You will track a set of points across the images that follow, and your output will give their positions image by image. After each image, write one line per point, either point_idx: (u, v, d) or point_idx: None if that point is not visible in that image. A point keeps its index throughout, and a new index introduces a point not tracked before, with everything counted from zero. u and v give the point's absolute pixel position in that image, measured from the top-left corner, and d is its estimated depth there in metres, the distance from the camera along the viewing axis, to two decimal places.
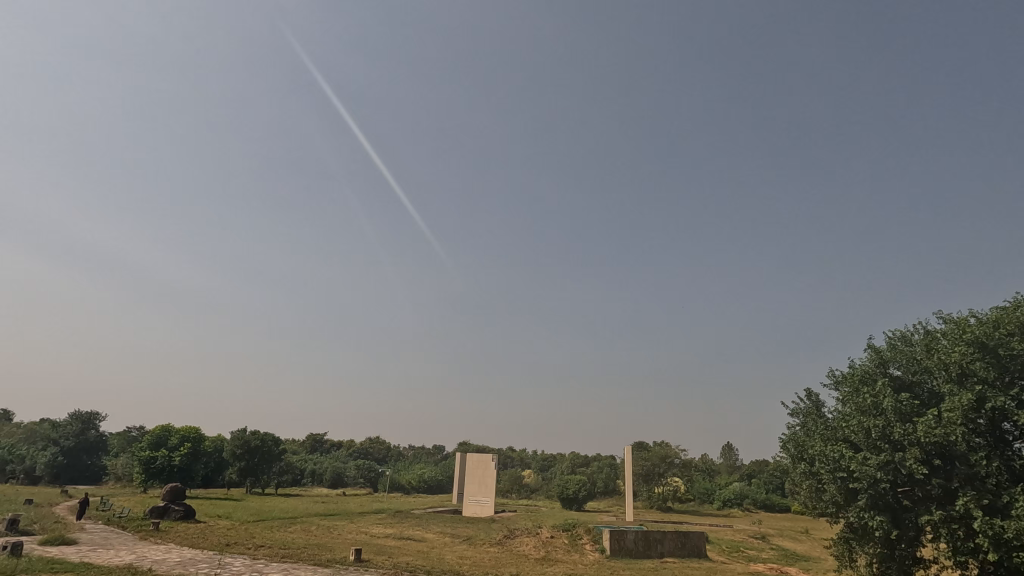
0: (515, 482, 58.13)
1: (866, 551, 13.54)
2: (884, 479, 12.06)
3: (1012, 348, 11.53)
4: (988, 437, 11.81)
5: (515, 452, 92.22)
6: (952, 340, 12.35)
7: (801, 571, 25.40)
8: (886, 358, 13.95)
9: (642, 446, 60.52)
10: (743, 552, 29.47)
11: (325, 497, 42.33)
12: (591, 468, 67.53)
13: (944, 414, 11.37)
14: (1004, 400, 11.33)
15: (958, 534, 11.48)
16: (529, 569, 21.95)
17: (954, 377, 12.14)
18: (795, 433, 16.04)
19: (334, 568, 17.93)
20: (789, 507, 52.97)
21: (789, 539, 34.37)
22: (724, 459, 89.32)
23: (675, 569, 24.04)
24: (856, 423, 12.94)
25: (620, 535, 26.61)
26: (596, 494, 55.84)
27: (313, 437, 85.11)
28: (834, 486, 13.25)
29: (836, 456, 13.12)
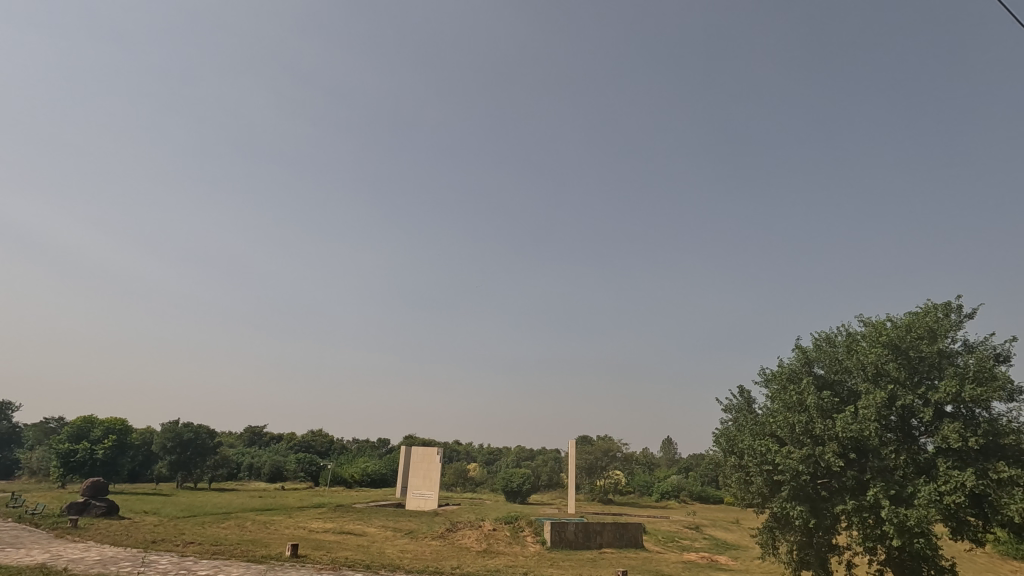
0: (460, 475, 58.35)
1: (787, 539, 14.55)
2: (806, 471, 12.99)
3: (921, 351, 12.79)
4: (897, 432, 13.01)
5: (462, 446, 92.60)
6: (871, 341, 13.48)
7: (729, 559, 26.99)
8: (811, 358, 14.88)
9: (586, 440, 62.18)
10: (678, 542, 30.99)
11: (263, 491, 41.06)
12: (537, 462, 68.57)
13: (861, 412, 12.41)
14: (913, 399, 12.55)
15: (868, 522, 12.58)
16: (472, 562, 22.28)
17: (870, 376, 13.29)
18: (726, 427, 16.86)
19: (268, 564, 17.62)
20: (722, 499, 55.81)
21: (720, 530, 36.36)
22: (666, 454, 92.24)
23: (612, 559, 25.02)
24: (782, 419, 13.84)
25: (560, 527, 27.39)
26: (540, 487, 56.95)
27: (252, 429, 82.35)
28: (761, 478, 14.13)
29: (763, 450, 13.95)
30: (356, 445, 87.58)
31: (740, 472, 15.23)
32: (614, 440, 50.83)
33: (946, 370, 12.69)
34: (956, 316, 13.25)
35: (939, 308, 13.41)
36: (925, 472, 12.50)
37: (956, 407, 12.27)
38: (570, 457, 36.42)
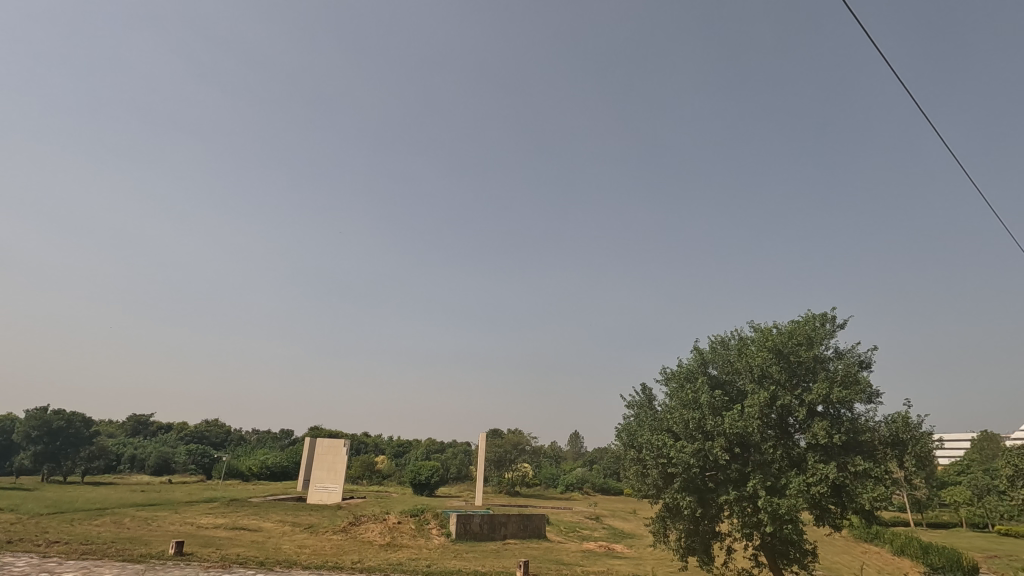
0: (367, 468, 57.06)
1: (676, 527, 15.54)
2: (695, 464, 13.97)
3: (799, 356, 14.21)
4: (775, 428, 14.33)
5: (370, 439, 90.56)
6: (758, 346, 14.72)
7: (624, 547, 28.50)
8: (707, 358, 15.88)
9: (497, 433, 63.07)
10: (579, 532, 32.23)
11: (147, 485, 37.79)
12: (446, 455, 68.48)
13: (746, 410, 13.55)
14: (791, 399, 13.89)
15: (746, 511, 13.78)
16: (373, 556, 21.85)
17: (756, 377, 14.48)
18: (628, 422, 17.48)
19: (147, 564, 16.33)
20: (621, 491, 58.69)
21: (619, 519, 38.28)
22: (573, 447, 95.14)
23: (515, 550, 25.61)
24: (679, 415, 14.70)
25: (466, 519, 27.59)
26: (448, 479, 56.92)
27: (137, 418, 75.51)
28: (656, 470, 14.96)
29: (659, 444, 14.78)
30: (255, 436, 82.89)
31: (637, 465, 15.92)
32: (524, 434, 51.73)
33: (820, 374, 14.17)
34: (830, 326, 14.83)
35: (817, 318, 14.94)
36: (797, 464, 13.84)
37: (825, 408, 13.76)
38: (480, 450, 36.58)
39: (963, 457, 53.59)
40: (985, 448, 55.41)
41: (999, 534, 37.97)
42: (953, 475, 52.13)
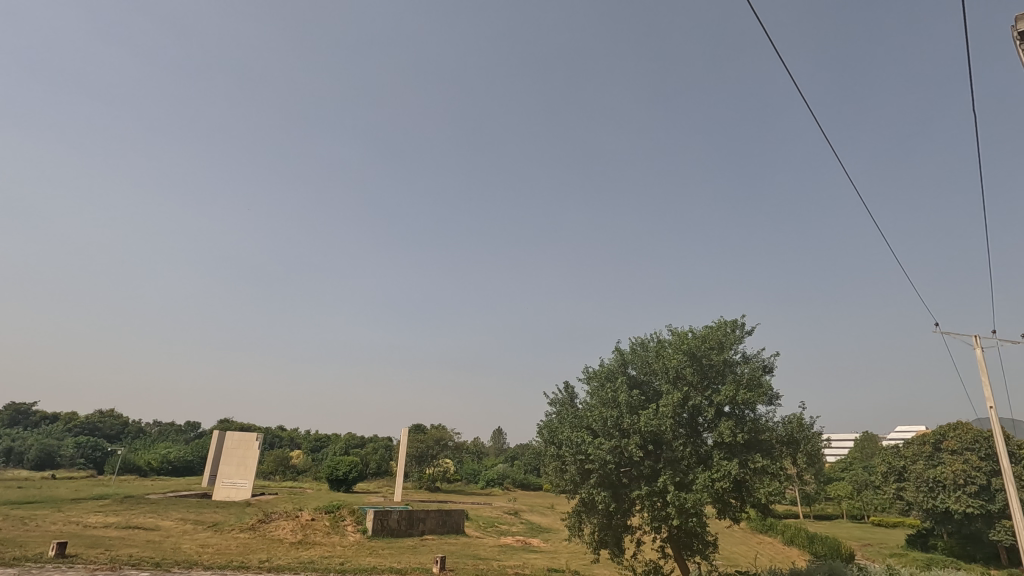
0: (280, 463, 54.69)
1: (591, 522, 16.04)
2: (611, 461, 14.56)
3: (711, 359, 15.17)
4: (686, 427, 15.16)
5: (285, 433, 86.87)
6: (674, 348, 15.55)
7: (540, 541, 29.16)
8: (627, 359, 16.50)
9: (419, 428, 62.44)
10: (497, 527, 32.59)
11: (25, 481, 34.18)
12: (366, 449, 66.95)
13: (661, 409, 14.28)
14: (701, 399, 14.77)
15: (656, 505, 14.50)
16: (283, 554, 21.05)
17: (671, 379, 15.27)
18: (550, 419, 17.77)
19: (21, 568, 14.84)
20: (540, 486, 59.89)
21: (537, 514, 39.07)
22: (496, 442, 95.97)
23: (432, 546, 25.55)
24: (598, 413, 15.23)
25: (384, 516, 27.16)
26: (367, 475, 55.68)
27: (15, 408, 68.02)
28: (574, 467, 15.40)
29: (578, 441, 15.24)
30: (157, 429, 77.14)
31: (556, 461, 16.29)
32: (447, 430, 51.54)
33: (729, 377, 15.17)
34: (739, 332, 15.90)
35: (728, 323, 16.00)
36: (704, 461, 14.71)
37: (731, 408, 14.75)
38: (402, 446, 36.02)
39: (847, 455, 59.14)
40: (865, 447, 61.52)
41: (873, 524, 42.35)
42: (838, 471, 57.39)
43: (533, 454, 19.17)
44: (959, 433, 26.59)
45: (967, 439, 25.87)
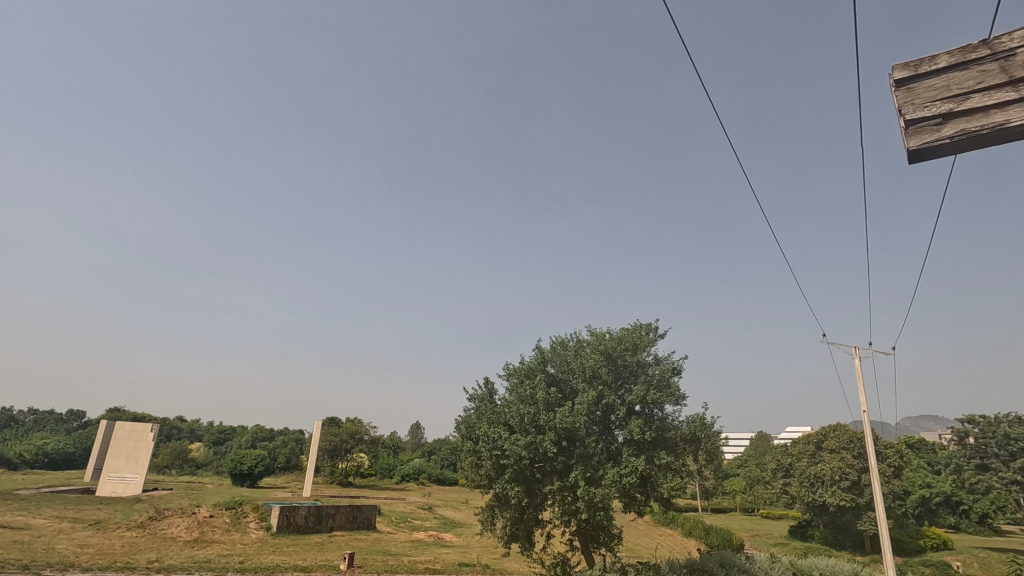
0: (177, 456, 51.11)
1: (503, 516, 16.35)
2: (526, 456, 14.97)
3: (626, 360, 16.01)
4: (599, 424, 15.89)
5: (185, 425, 81.24)
6: (592, 348, 16.23)
7: (453, 536, 29.31)
8: (546, 357, 16.97)
9: (333, 421, 60.54)
10: (409, 522, 32.34)
11: None
12: (275, 443, 63.99)
13: (576, 407, 14.91)
14: (614, 398, 15.56)
15: (567, 499, 15.07)
16: (176, 554, 19.85)
17: (588, 378, 15.96)
18: (468, 415, 17.85)
19: None
20: (456, 482, 59.94)
21: (450, 509, 39.15)
22: (413, 436, 95.00)
23: (341, 542, 25.01)
24: (515, 409, 15.57)
25: (290, 512, 26.22)
26: (275, 469, 53.38)
27: None
28: (490, 462, 15.67)
29: (495, 436, 15.52)
30: (31, 417, 69.65)
31: (472, 456, 16.43)
32: (363, 424, 50.32)
33: (641, 377, 16.07)
34: (653, 335, 16.86)
35: (643, 326, 16.88)
36: (614, 457, 15.46)
37: (641, 407, 15.64)
38: (314, 440, 34.74)
39: (742, 453, 63.95)
40: (759, 446, 66.75)
41: (761, 516, 46.09)
42: (734, 467, 61.93)
43: (449, 450, 19.17)
44: (837, 433, 29.49)
45: (843, 439, 28.78)
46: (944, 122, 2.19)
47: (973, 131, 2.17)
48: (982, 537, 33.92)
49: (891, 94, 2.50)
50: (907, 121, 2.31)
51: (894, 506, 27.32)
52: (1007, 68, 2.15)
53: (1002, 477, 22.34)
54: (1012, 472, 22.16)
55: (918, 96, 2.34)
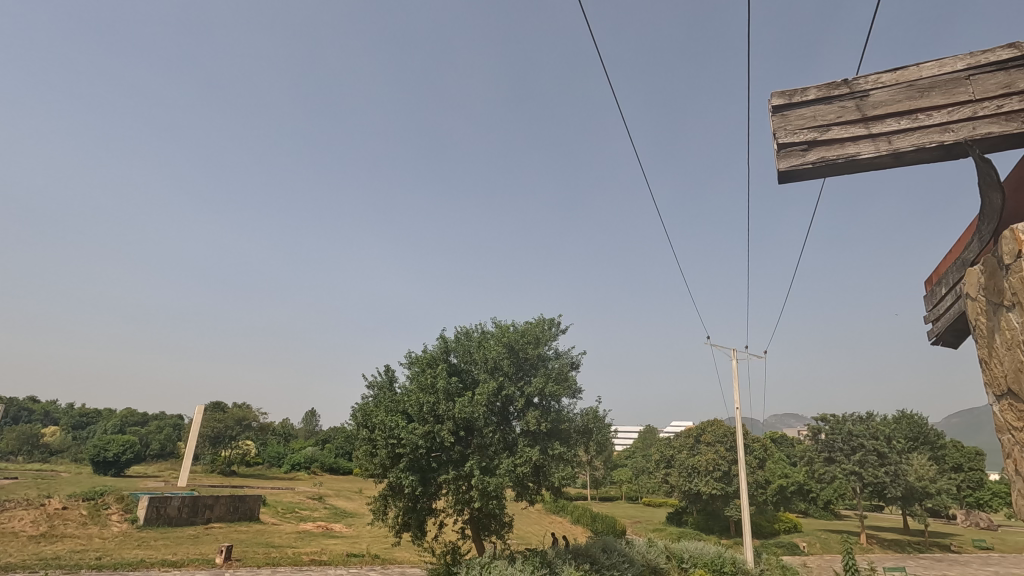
0: (25, 441, 44.89)
1: (396, 505, 15.85)
2: (422, 445, 14.67)
3: (527, 352, 16.26)
4: (497, 415, 15.91)
5: (36, 406, 71.44)
6: (496, 340, 16.27)
7: (343, 526, 28.20)
8: (450, 347, 16.64)
9: (217, 406, 56.09)
10: (296, 513, 30.67)
11: None
12: (148, 428, 58.19)
13: (476, 397, 14.87)
14: (514, 389, 15.71)
15: (462, 489, 14.93)
16: (17, 551, 17.46)
17: (490, 369, 15.95)
18: (365, 402, 17.12)
19: None
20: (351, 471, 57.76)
21: (343, 499, 37.67)
22: (308, 424, 90.57)
23: (219, 535, 23.28)
24: (414, 398, 15.23)
25: (161, 503, 23.93)
26: (145, 457, 48.45)
27: None
28: (385, 450, 15.18)
29: (391, 425, 15.07)
30: None
31: (367, 445, 15.86)
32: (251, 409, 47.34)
33: (540, 370, 16.31)
34: (555, 330, 17.21)
35: (546, 321, 17.16)
36: (510, 447, 15.49)
37: (539, 399, 15.89)
38: (194, 427, 32.05)
39: (630, 444, 67.68)
40: (646, 438, 70.89)
41: (644, 504, 49.08)
42: (623, 459, 65.25)
43: (343, 439, 18.34)
44: (714, 428, 32.07)
45: (719, 433, 31.34)
46: (809, 149, 2.80)
47: (833, 158, 2.81)
48: (825, 519, 38.54)
49: (769, 115, 3.05)
50: (783, 143, 2.89)
51: (758, 493, 30.27)
52: (861, 107, 2.78)
53: (844, 468, 25.51)
54: (852, 463, 25.45)
55: (791, 123, 2.90)
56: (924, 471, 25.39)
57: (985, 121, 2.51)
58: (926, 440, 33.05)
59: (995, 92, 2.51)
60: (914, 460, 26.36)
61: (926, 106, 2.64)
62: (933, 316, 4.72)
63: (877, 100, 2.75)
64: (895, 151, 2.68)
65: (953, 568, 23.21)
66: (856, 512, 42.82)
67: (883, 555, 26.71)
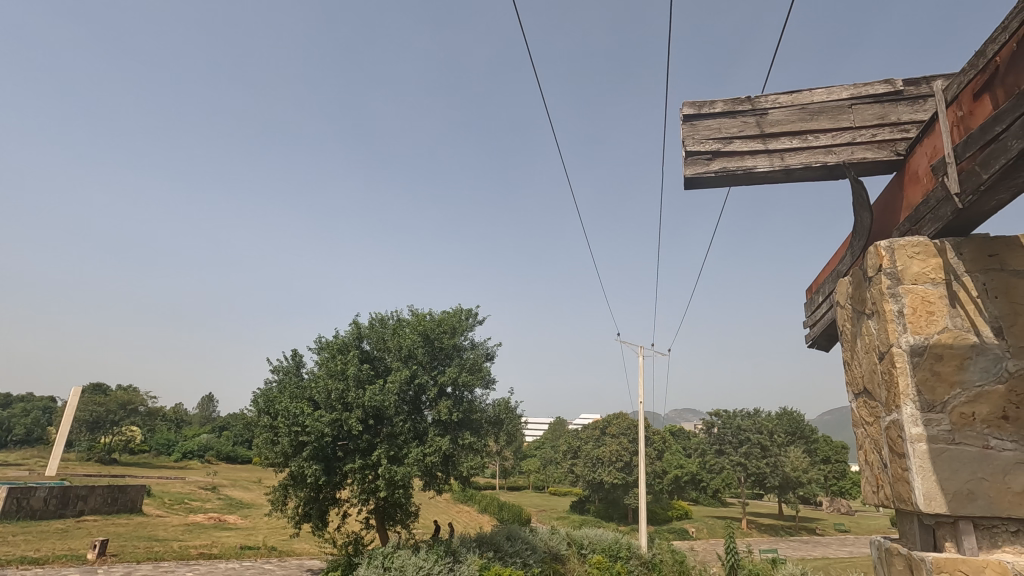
0: None
1: (296, 495, 15.04)
2: (329, 434, 14.01)
3: (443, 342, 15.88)
4: (409, 404, 15.37)
5: None
6: (411, 328, 15.76)
7: (237, 518, 26.47)
8: (363, 333, 15.89)
9: (97, 388, 50.71)
10: (185, 504, 28.40)
11: None
12: (11, 411, 51.52)
13: (388, 385, 14.32)
14: (427, 378, 15.24)
15: (367, 479, 14.33)
16: None
17: (403, 357, 15.39)
18: (268, 388, 16.12)
19: None
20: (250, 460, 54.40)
21: (240, 489, 35.44)
22: (203, 409, 84.12)
23: (92, 528, 21.09)
24: (322, 384, 14.48)
25: (24, 494, 21.32)
26: (6, 444, 42.86)
27: None
28: (287, 438, 14.35)
29: (296, 412, 14.26)
30: None
31: (268, 432, 14.98)
32: (138, 393, 43.35)
33: (455, 360, 16.01)
34: (472, 321, 17.02)
35: (463, 311, 16.93)
36: (420, 436, 14.91)
37: (452, 390, 15.54)
38: (66, 413, 28.70)
39: (539, 435, 69.14)
40: (556, 430, 72.74)
41: (549, 493, 50.30)
42: (532, 450, 66.56)
43: (242, 426, 17.14)
44: (618, 421, 33.80)
45: (623, 426, 32.87)
46: (712, 158, 2.47)
47: (732, 171, 2.51)
48: (713, 507, 41.40)
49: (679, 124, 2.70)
50: (687, 151, 2.55)
51: (655, 482, 32.01)
52: (760, 124, 2.50)
53: (732, 459, 27.74)
54: (739, 455, 27.68)
55: (697, 132, 2.56)
56: (798, 462, 27.54)
57: (861, 147, 2.34)
58: (803, 435, 36.37)
59: (871, 121, 2.36)
60: (790, 451, 28.34)
61: (817, 129, 2.44)
62: (810, 320, 5.02)
63: (775, 118, 2.48)
64: (786, 168, 2.45)
65: (818, 549, 25.76)
66: (739, 500, 46.40)
67: (760, 539, 29.17)
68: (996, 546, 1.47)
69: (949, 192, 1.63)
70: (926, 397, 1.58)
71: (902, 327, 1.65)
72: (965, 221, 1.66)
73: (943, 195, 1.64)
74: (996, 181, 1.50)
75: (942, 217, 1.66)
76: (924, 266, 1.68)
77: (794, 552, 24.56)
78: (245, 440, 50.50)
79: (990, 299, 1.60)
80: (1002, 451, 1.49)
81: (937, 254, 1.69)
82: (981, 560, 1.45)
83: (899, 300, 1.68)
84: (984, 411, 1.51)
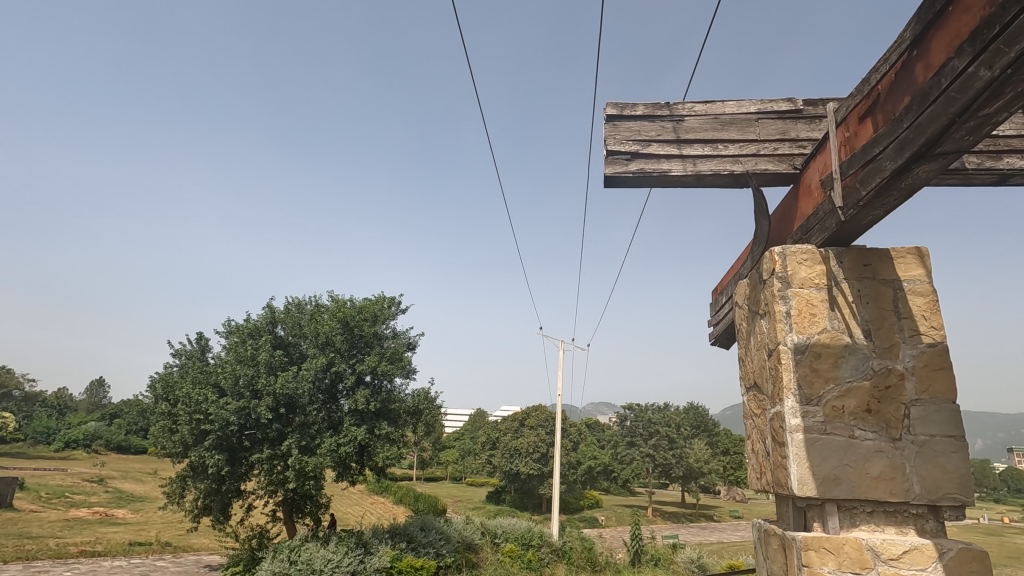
0: None
1: (196, 488, 14.08)
2: (234, 423, 13.16)
3: (363, 330, 15.27)
4: (324, 392, 14.70)
5: None
6: (330, 315, 15.05)
7: (127, 512, 24.33)
8: (277, 319, 15.04)
9: None
10: (66, 497, 25.72)
11: None
12: None
13: (301, 372, 13.61)
14: (344, 366, 14.61)
15: (275, 469, 13.56)
16: None
17: (320, 344, 14.74)
18: (168, 372, 14.97)
19: None
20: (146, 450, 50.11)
21: (131, 482, 32.48)
22: (91, 393, 76.39)
23: None
24: (229, 370, 13.60)
25: None
26: None
27: None
28: (187, 427, 13.41)
29: (198, 399, 13.33)
30: None
31: (165, 420, 13.89)
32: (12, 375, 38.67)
33: (374, 348, 15.44)
34: (394, 308, 16.51)
35: (386, 299, 16.41)
36: (334, 425, 14.29)
37: (371, 378, 14.96)
38: None
39: (459, 427, 68.99)
40: (477, 421, 72.77)
41: (466, 484, 50.28)
42: (451, 441, 66.16)
43: (136, 413, 15.81)
44: (538, 413, 34.09)
45: (541, 418, 33.35)
46: (630, 159, 2.37)
47: (648, 172, 2.44)
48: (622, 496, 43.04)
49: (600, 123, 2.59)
50: (607, 151, 2.42)
51: (570, 473, 32.81)
52: (676, 130, 2.44)
53: (641, 451, 28.97)
54: (648, 447, 28.94)
55: (618, 132, 2.45)
56: (701, 453, 28.51)
57: (764, 159, 2.34)
58: (706, 428, 38.59)
59: (774, 135, 2.35)
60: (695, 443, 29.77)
61: (727, 138, 2.40)
62: (715, 319, 5.26)
63: (690, 124, 2.43)
64: (697, 173, 2.40)
65: (715, 535, 27.37)
66: (647, 490, 48.59)
67: (662, 526, 30.70)
68: (855, 525, 1.51)
69: (833, 205, 1.63)
70: (805, 390, 1.59)
71: (789, 327, 1.65)
72: (846, 233, 1.67)
73: (827, 207, 1.66)
74: (872, 200, 1.51)
75: (828, 229, 1.66)
76: (810, 272, 1.68)
77: (693, 538, 26.02)
78: (140, 429, 46.41)
79: (863, 304, 1.64)
80: (864, 440, 1.54)
81: (821, 261, 1.70)
82: (843, 536, 1.48)
83: (787, 302, 1.68)
84: (852, 404, 1.56)
